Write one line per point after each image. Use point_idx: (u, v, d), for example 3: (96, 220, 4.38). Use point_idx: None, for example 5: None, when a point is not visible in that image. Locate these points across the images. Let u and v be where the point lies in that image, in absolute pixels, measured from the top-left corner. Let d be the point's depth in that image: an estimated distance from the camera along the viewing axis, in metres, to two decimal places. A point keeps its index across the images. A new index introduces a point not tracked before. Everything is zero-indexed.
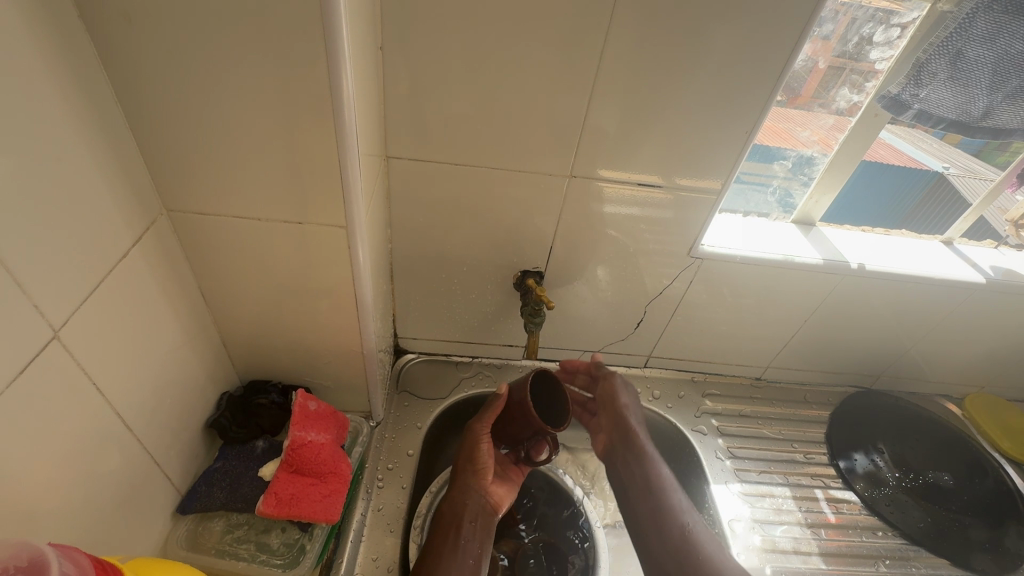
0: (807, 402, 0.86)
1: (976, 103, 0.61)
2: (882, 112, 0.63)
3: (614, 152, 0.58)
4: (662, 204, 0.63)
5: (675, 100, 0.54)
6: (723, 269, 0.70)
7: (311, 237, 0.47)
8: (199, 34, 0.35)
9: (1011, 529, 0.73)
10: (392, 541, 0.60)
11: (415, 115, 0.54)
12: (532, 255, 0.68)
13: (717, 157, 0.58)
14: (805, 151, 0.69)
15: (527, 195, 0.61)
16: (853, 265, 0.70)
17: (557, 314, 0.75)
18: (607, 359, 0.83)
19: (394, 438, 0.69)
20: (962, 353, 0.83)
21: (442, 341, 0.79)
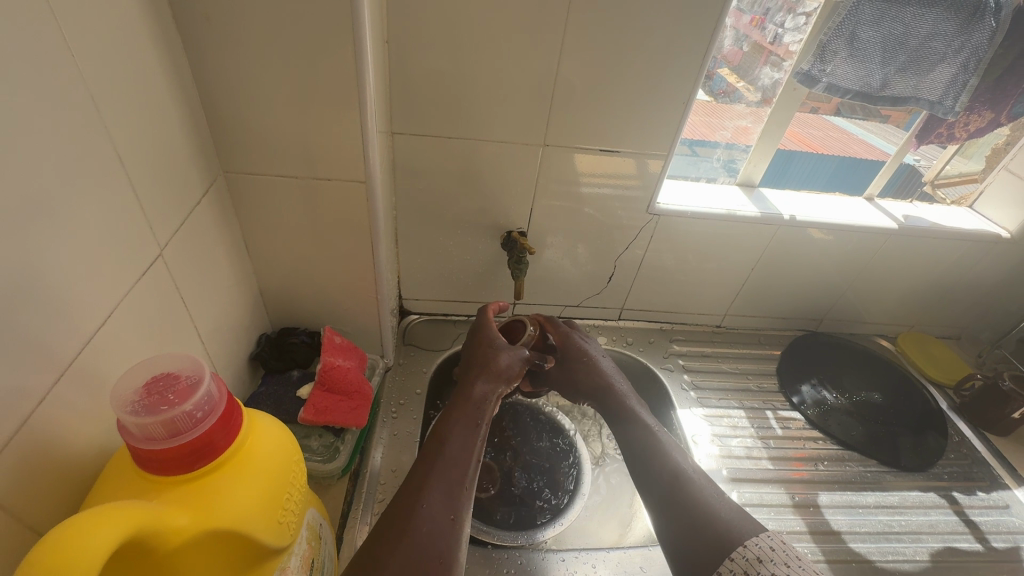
0: (761, 343, 0.99)
1: (873, 76, 0.75)
2: (800, 86, 0.76)
3: (580, 123, 0.69)
4: (623, 168, 0.74)
5: (630, 78, 0.65)
6: (678, 225, 0.82)
7: (336, 192, 0.58)
8: (261, 28, 0.47)
9: (930, 435, 0.85)
10: (408, 456, 0.71)
11: (416, 95, 0.65)
12: (515, 217, 0.79)
13: (664, 126, 0.70)
14: (740, 123, 0.83)
15: (510, 162, 0.73)
16: (785, 216, 0.83)
17: (539, 271, 0.87)
18: (585, 312, 0.95)
19: (404, 380, 0.81)
20: (889, 293, 0.96)
21: (440, 301, 0.90)
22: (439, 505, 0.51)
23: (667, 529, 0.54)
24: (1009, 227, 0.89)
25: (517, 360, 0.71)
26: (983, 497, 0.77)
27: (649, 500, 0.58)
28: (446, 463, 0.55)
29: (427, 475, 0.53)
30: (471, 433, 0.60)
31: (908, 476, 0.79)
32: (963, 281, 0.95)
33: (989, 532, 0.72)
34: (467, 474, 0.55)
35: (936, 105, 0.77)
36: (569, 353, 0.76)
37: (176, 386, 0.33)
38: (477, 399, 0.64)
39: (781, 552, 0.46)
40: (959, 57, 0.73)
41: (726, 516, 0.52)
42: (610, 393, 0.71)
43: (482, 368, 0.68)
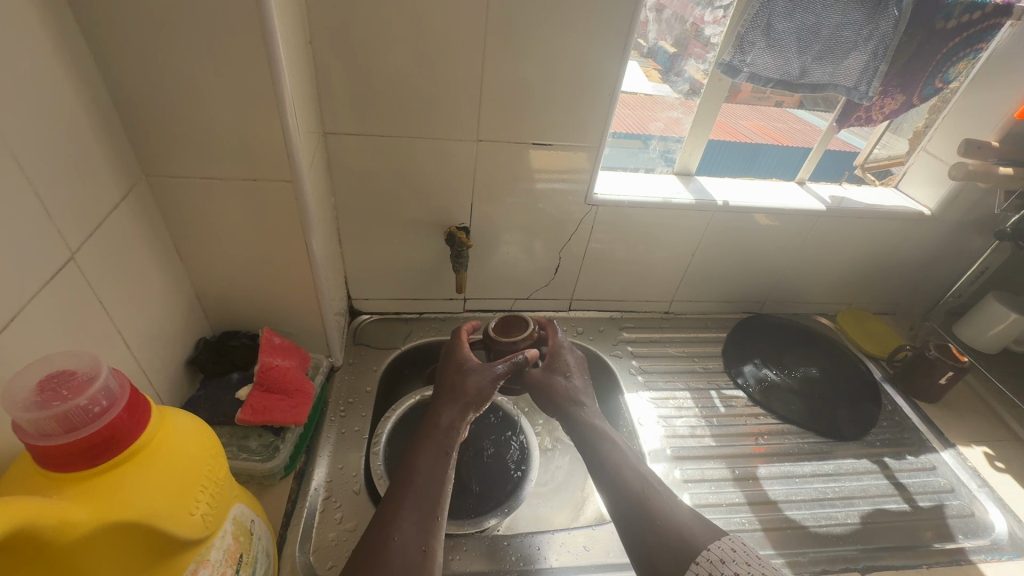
0: (707, 327, 1.03)
1: (790, 65, 0.78)
2: (724, 76, 0.79)
3: (510, 117, 0.70)
4: (556, 159, 0.76)
5: (555, 71, 0.67)
6: (615, 214, 0.84)
7: (264, 191, 0.58)
8: (168, 28, 0.47)
9: (865, 404, 0.89)
10: (356, 454, 0.71)
11: (344, 94, 0.66)
12: (456, 212, 0.80)
13: (593, 118, 0.72)
14: (672, 115, 0.86)
15: (445, 157, 0.74)
16: (718, 202, 0.86)
17: (485, 265, 0.89)
18: (535, 304, 0.97)
19: (353, 379, 0.81)
20: (825, 272, 1.01)
21: (391, 300, 0.91)
22: (410, 537, 0.52)
23: (632, 538, 0.55)
24: (929, 206, 0.93)
25: (486, 381, 0.70)
26: (912, 461, 0.81)
27: (613, 509, 0.59)
28: (415, 494, 0.56)
29: (397, 509, 0.54)
30: (441, 462, 0.60)
31: (842, 445, 0.83)
32: (891, 258, 0.99)
33: (915, 492, 0.76)
34: (436, 505, 0.56)
35: (852, 91, 0.81)
36: (554, 364, 0.76)
37: (71, 381, 0.33)
38: (448, 427, 0.65)
39: (740, 552, 0.50)
40: (869, 46, 0.78)
41: (686, 523, 0.55)
42: (581, 405, 0.72)
43: (452, 393, 0.69)
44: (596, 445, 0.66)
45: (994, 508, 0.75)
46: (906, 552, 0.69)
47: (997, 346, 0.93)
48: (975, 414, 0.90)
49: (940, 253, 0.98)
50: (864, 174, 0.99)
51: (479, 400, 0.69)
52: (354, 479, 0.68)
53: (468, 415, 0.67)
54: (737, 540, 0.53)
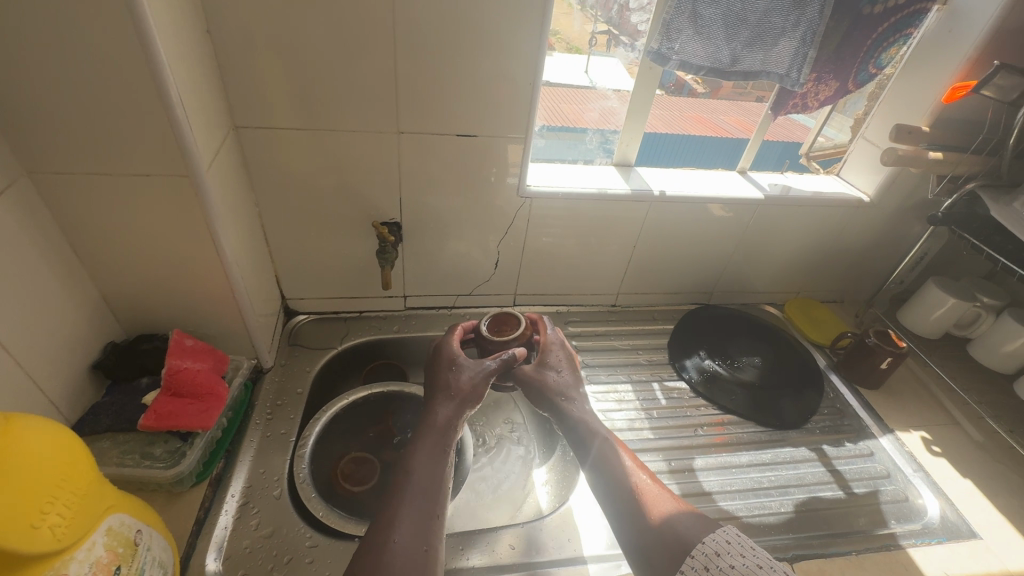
0: (655, 319, 1.02)
1: (721, 52, 0.78)
2: (654, 65, 0.78)
3: (429, 108, 0.68)
4: (483, 150, 0.74)
5: (473, 60, 0.65)
6: (550, 206, 0.83)
7: (160, 187, 0.56)
8: (28, 16, 0.44)
9: (807, 392, 0.89)
10: (280, 458, 0.69)
11: (252, 86, 0.63)
12: (384, 207, 0.78)
13: (517, 109, 0.71)
14: (607, 105, 0.85)
15: (367, 151, 0.72)
16: (655, 192, 0.85)
17: (422, 261, 0.87)
18: (478, 300, 0.95)
19: (283, 381, 0.79)
20: (770, 261, 1.00)
21: (327, 299, 0.89)
22: (411, 537, 0.51)
23: (632, 538, 0.56)
24: (868, 192, 0.93)
25: (480, 375, 0.66)
26: (850, 447, 0.81)
27: (612, 510, 0.59)
28: (414, 501, 0.54)
29: (397, 509, 0.53)
30: (438, 463, 0.58)
31: (782, 433, 0.83)
32: (835, 246, 0.99)
33: (852, 479, 0.76)
34: (434, 513, 0.54)
35: (784, 78, 0.80)
36: (546, 357, 0.73)
37: None
38: (442, 429, 0.62)
39: (736, 544, 0.48)
40: (798, 32, 0.77)
41: (681, 519, 0.54)
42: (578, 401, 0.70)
43: (443, 390, 0.65)
44: (592, 444, 0.66)
45: (928, 493, 0.75)
46: (837, 539, 0.68)
47: (938, 331, 0.94)
48: (916, 398, 0.90)
49: (881, 240, 0.98)
50: (810, 163, 1.00)
51: (473, 395, 0.65)
52: (274, 484, 0.66)
53: (462, 412, 0.64)
54: (732, 529, 0.51)
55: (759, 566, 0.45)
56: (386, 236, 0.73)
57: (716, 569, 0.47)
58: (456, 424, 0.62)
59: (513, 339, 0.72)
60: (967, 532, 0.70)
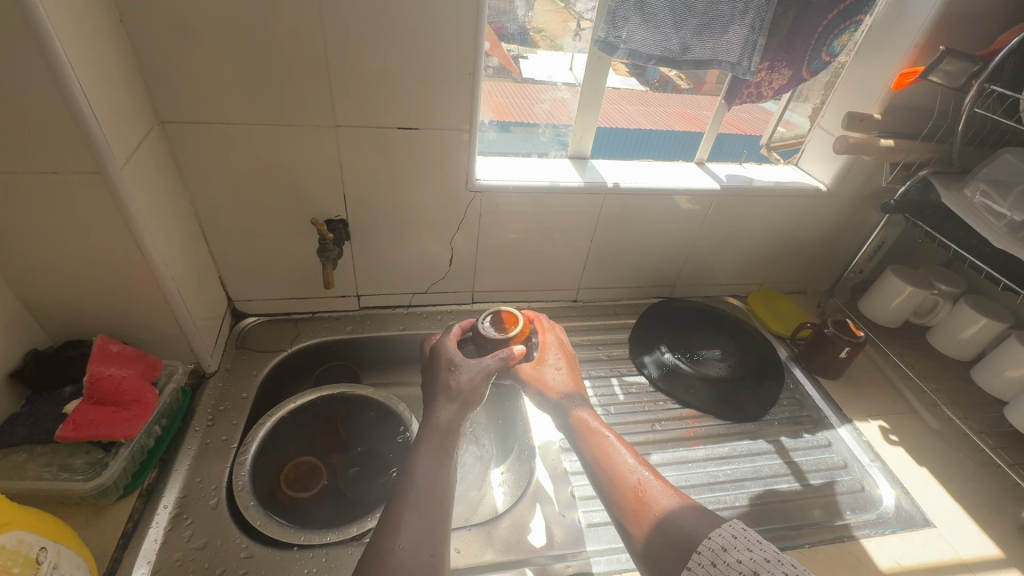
0: (616, 314, 1.01)
1: (671, 41, 0.76)
2: (603, 54, 0.77)
3: (367, 100, 0.66)
4: (427, 144, 0.72)
5: (408, 50, 0.63)
6: (501, 200, 0.81)
7: (71, 185, 0.53)
8: None
9: (767, 383, 0.88)
10: (219, 466, 0.66)
11: (175, 80, 0.61)
12: (328, 205, 0.76)
13: (459, 100, 0.69)
14: (558, 96, 0.84)
15: (305, 146, 0.69)
16: (609, 184, 0.84)
17: (373, 260, 0.85)
18: (435, 298, 0.93)
19: (227, 386, 0.76)
20: (731, 253, 1.00)
21: (277, 300, 0.86)
22: (416, 543, 0.49)
23: (637, 537, 0.54)
24: (825, 181, 0.92)
25: (480, 375, 0.65)
26: (808, 439, 0.80)
27: (613, 509, 0.57)
28: (419, 506, 0.51)
29: (399, 513, 0.51)
30: (442, 464, 0.56)
31: (741, 426, 0.82)
32: (794, 236, 0.99)
33: (808, 471, 0.76)
34: (440, 520, 0.51)
35: (736, 66, 0.79)
36: (545, 359, 0.73)
37: None
38: (446, 429, 0.60)
39: (742, 538, 0.47)
40: (747, 19, 0.76)
41: (683, 513, 0.53)
42: (578, 401, 0.69)
43: (444, 389, 0.63)
44: (591, 443, 0.64)
45: (884, 482, 0.75)
46: (790, 532, 0.68)
47: (897, 320, 0.94)
48: (876, 388, 0.89)
49: (839, 229, 0.98)
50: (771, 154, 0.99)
51: (474, 396, 0.63)
52: (211, 494, 0.63)
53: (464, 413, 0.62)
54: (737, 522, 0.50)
55: (766, 561, 0.44)
56: (327, 235, 0.71)
57: (722, 565, 0.46)
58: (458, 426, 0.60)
59: (514, 338, 0.70)
60: (921, 521, 0.70)
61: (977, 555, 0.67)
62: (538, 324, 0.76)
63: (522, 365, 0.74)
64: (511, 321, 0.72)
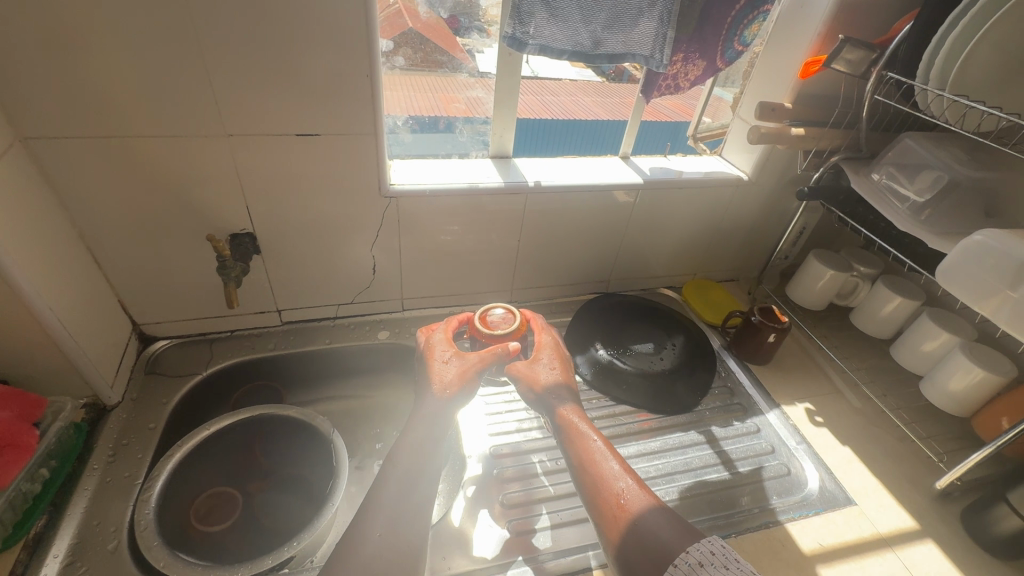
0: (553, 313, 1.00)
1: (581, 35, 0.75)
2: (513, 51, 0.75)
3: (258, 106, 0.63)
4: (332, 149, 0.69)
5: (297, 51, 0.60)
6: (419, 205, 0.79)
7: None
8: None
9: (700, 372, 0.89)
10: (120, 505, 0.62)
11: (33, 92, 0.55)
12: (230, 219, 0.72)
13: (360, 103, 0.66)
14: (472, 95, 0.86)
15: (196, 157, 0.65)
16: (529, 183, 0.82)
17: (289, 273, 0.81)
18: (362, 308, 0.90)
19: (133, 417, 0.71)
20: (662, 246, 1.00)
21: (188, 321, 0.81)
22: (389, 520, 0.54)
23: (616, 547, 0.52)
24: (746, 170, 0.94)
25: (463, 369, 0.66)
26: (738, 426, 0.82)
27: (595, 516, 0.55)
28: (393, 523, 0.53)
29: (378, 496, 0.55)
30: (429, 456, 0.60)
31: (675, 418, 0.82)
32: (722, 226, 1.00)
33: (737, 458, 0.77)
34: (411, 535, 0.53)
35: (649, 59, 0.78)
36: (538, 357, 0.70)
37: None
38: (430, 424, 0.61)
39: (722, 555, 0.46)
40: (655, 11, 0.76)
41: (658, 523, 0.51)
42: (565, 398, 0.66)
43: (434, 383, 0.65)
44: (576, 445, 0.61)
45: (809, 464, 0.76)
46: (718, 522, 0.68)
47: (821, 302, 0.96)
48: (803, 371, 0.92)
49: (764, 217, 1.00)
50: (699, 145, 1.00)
51: (455, 391, 0.64)
52: (111, 536, 0.59)
53: (444, 405, 0.63)
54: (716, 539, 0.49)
55: None
56: (225, 251, 0.67)
57: None
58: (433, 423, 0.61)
59: (507, 335, 0.71)
60: (843, 500, 0.72)
61: (894, 529, 0.69)
62: (533, 325, 0.74)
63: (516, 363, 0.70)
64: (508, 319, 0.73)
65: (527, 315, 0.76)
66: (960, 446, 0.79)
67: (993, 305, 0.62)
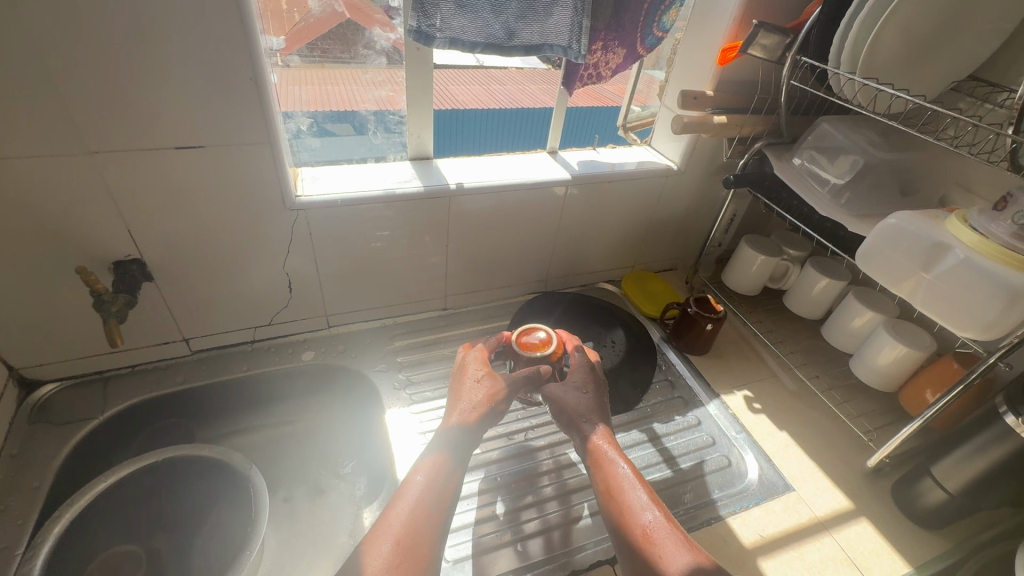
0: (491, 319, 0.96)
1: (492, 26, 0.71)
2: (420, 45, 0.70)
3: (124, 118, 0.55)
4: (221, 162, 0.62)
5: (162, 55, 0.53)
6: (329, 215, 0.73)
7: None
8: None
9: (642, 367, 0.88)
10: None
11: None
12: (111, 246, 0.64)
13: (247, 110, 0.60)
14: (383, 94, 0.78)
15: (57, 180, 0.57)
16: (451, 186, 0.78)
17: (192, 299, 0.73)
18: (282, 329, 0.83)
19: (13, 478, 0.63)
20: (598, 241, 0.98)
21: (77, 359, 0.73)
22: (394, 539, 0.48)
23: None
24: (675, 160, 0.92)
25: (493, 387, 0.63)
26: (680, 421, 0.81)
27: (619, 549, 0.53)
28: (402, 540, 0.48)
29: (390, 513, 0.51)
30: (445, 471, 0.55)
31: (618, 417, 0.80)
32: (656, 217, 0.99)
33: (679, 455, 0.76)
34: (425, 558, 0.48)
35: (567, 50, 0.75)
36: (570, 380, 0.67)
37: None
38: (454, 444, 0.58)
39: None
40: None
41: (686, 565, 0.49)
42: (591, 420, 0.63)
43: (462, 401, 0.61)
44: (603, 471, 0.58)
45: (749, 454, 0.76)
46: None
47: (755, 288, 0.96)
48: (741, 357, 0.92)
49: (695, 205, 1.00)
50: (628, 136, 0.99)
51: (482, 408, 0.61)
52: None
53: (470, 423, 0.59)
54: None
55: None
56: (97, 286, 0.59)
57: None
58: (454, 446, 0.57)
59: (541, 358, 0.68)
60: (782, 487, 0.72)
61: (830, 511, 0.70)
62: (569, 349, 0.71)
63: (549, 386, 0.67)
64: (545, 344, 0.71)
65: (565, 337, 0.73)
66: (887, 421, 0.81)
67: (907, 289, 0.63)
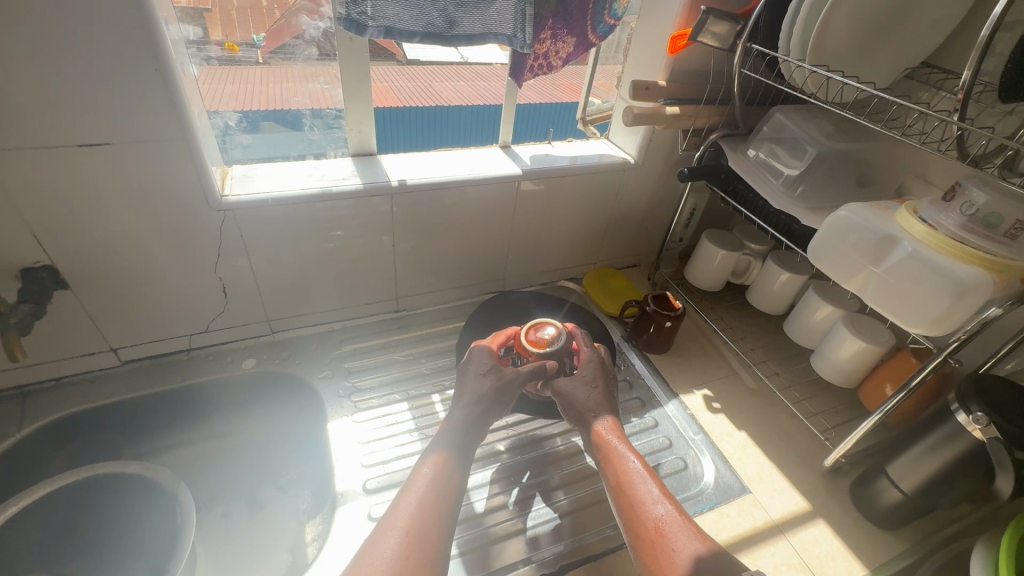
0: (446, 320, 0.93)
1: (430, 14, 0.67)
2: (353, 35, 0.66)
3: (16, 115, 0.51)
4: (134, 160, 0.58)
5: (53, 45, 0.49)
6: (260, 216, 0.68)
7: None
8: None
9: None
10: None
11: None
12: (17, 253, 0.59)
13: (158, 104, 0.56)
14: (318, 86, 0.75)
15: None
16: (392, 183, 0.74)
17: (117, 307, 0.69)
18: (221, 335, 0.79)
19: None
20: (557, 239, 0.95)
21: None
22: (402, 530, 0.48)
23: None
24: (632, 153, 0.89)
25: (499, 383, 0.64)
26: (636, 423, 0.78)
27: (630, 543, 0.52)
28: (410, 529, 0.48)
29: (399, 506, 0.50)
30: (452, 465, 0.56)
31: None
32: (615, 213, 0.96)
33: None
34: (434, 551, 0.47)
35: (512, 39, 0.72)
36: (580, 374, 0.67)
37: None
38: (458, 440, 0.58)
39: None
40: None
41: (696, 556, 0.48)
42: (600, 414, 0.63)
43: (468, 396, 0.63)
44: (613, 465, 0.58)
45: (706, 456, 0.74)
46: (609, 534, 0.63)
47: (717, 283, 0.94)
48: (702, 355, 0.90)
49: (655, 200, 0.97)
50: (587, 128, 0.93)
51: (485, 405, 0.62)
52: None
53: (473, 418, 0.61)
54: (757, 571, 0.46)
55: None
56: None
57: None
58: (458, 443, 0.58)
59: (548, 353, 0.68)
60: (738, 490, 0.70)
61: (785, 514, 0.68)
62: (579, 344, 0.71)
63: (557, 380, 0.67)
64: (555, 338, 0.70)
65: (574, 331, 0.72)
66: (847, 418, 0.79)
67: (859, 282, 0.60)
